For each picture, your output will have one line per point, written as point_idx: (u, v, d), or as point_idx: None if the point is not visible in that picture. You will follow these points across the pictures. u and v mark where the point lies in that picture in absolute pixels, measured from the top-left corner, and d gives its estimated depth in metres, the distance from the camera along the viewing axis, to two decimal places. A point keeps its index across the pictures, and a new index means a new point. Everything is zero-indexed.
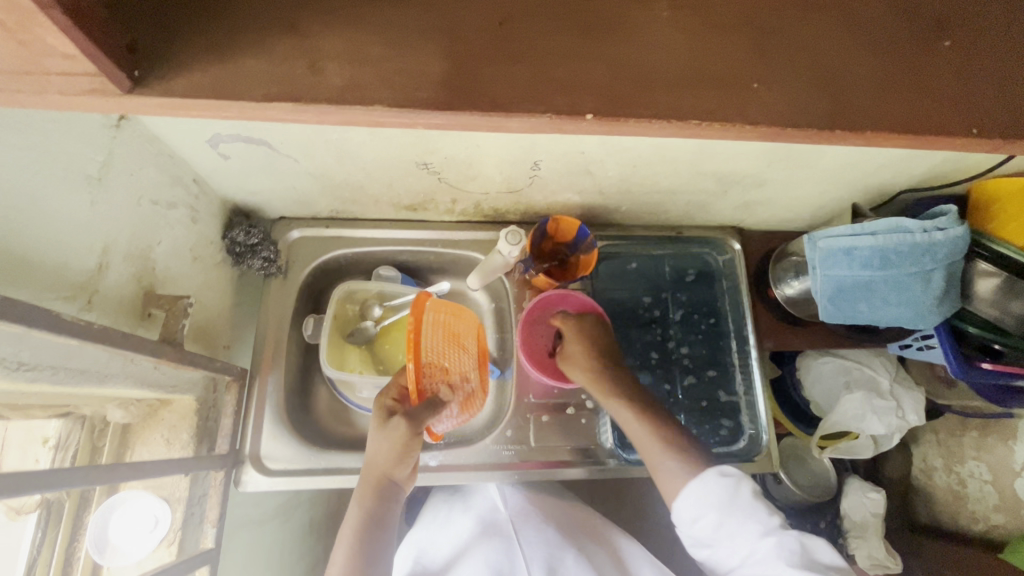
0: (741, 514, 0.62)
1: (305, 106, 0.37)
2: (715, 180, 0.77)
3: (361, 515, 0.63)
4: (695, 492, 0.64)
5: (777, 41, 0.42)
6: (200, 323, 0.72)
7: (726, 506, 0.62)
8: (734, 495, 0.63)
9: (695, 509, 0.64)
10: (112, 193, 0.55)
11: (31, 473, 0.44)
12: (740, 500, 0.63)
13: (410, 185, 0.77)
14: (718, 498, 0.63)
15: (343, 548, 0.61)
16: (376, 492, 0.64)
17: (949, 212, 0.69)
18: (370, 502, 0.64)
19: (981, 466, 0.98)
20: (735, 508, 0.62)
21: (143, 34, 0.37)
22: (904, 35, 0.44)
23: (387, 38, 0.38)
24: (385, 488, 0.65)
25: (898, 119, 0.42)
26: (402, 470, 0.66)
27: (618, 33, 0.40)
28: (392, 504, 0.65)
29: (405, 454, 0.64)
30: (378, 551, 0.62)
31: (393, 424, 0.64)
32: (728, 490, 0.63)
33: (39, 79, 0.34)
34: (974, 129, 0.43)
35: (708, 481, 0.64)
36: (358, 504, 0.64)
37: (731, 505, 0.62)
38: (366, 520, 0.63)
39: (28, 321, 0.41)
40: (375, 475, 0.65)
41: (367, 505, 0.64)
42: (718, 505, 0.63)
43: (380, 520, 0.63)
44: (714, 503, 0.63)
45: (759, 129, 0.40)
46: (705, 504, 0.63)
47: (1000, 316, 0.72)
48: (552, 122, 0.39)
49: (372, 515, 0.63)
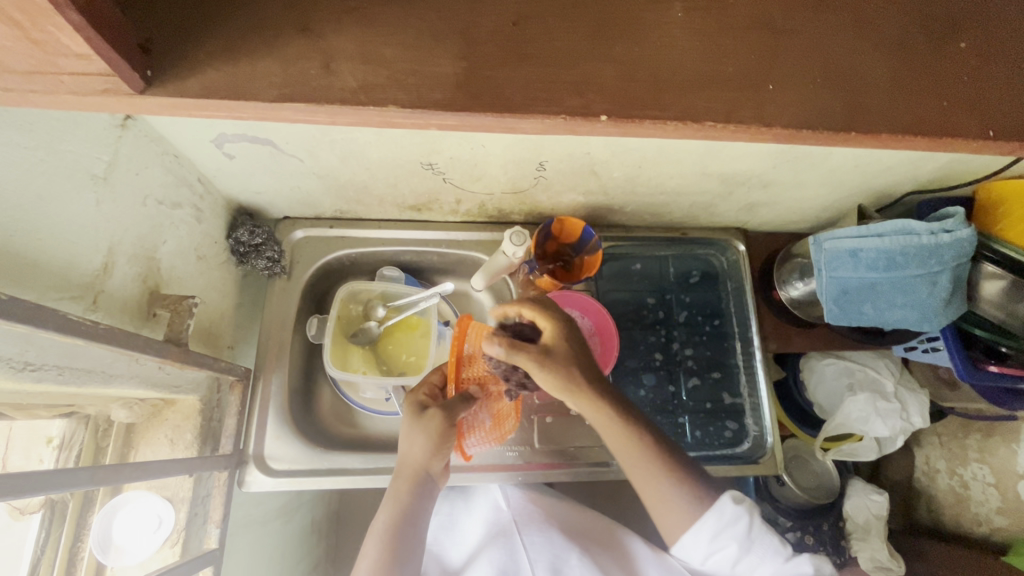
0: (761, 549, 0.57)
1: (317, 106, 0.37)
2: (720, 181, 0.77)
3: (396, 508, 0.64)
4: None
5: (791, 42, 0.42)
6: (205, 323, 0.72)
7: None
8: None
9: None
10: (117, 193, 0.55)
11: (36, 474, 0.44)
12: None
13: (415, 186, 0.76)
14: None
15: (377, 541, 0.63)
16: (411, 486, 0.65)
17: (956, 214, 0.69)
18: (405, 496, 0.65)
19: (984, 469, 0.97)
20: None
21: (157, 33, 0.37)
22: (917, 36, 0.44)
23: (399, 37, 0.38)
24: (421, 484, 0.66)
25: (912, 121, 0.42)
26: (438, 465, 0.66)
27: (632, 34, 0.40)
28: (425, 501, 0.66)
29: (441, 447, 0.64)
30: (410, 546, 0.63)
31: (428, 417, 0.64)
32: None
33: (51, 79, 0.34)
34: (988, 131, 0.43)
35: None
36: (394, 498, 0.65)
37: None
38: (401, 514, 0.64)
39: (34, 321, 0.41)
40: (412, 469, 0.65)
41: (402, 499, 0.65)
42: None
43: (414, 515, 0.65)
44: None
45: (772, 130, 0.40)
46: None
47: (1004, 318, 0.71)
48: (565, 124, 0.39)
49: (406, 509, 0.64)
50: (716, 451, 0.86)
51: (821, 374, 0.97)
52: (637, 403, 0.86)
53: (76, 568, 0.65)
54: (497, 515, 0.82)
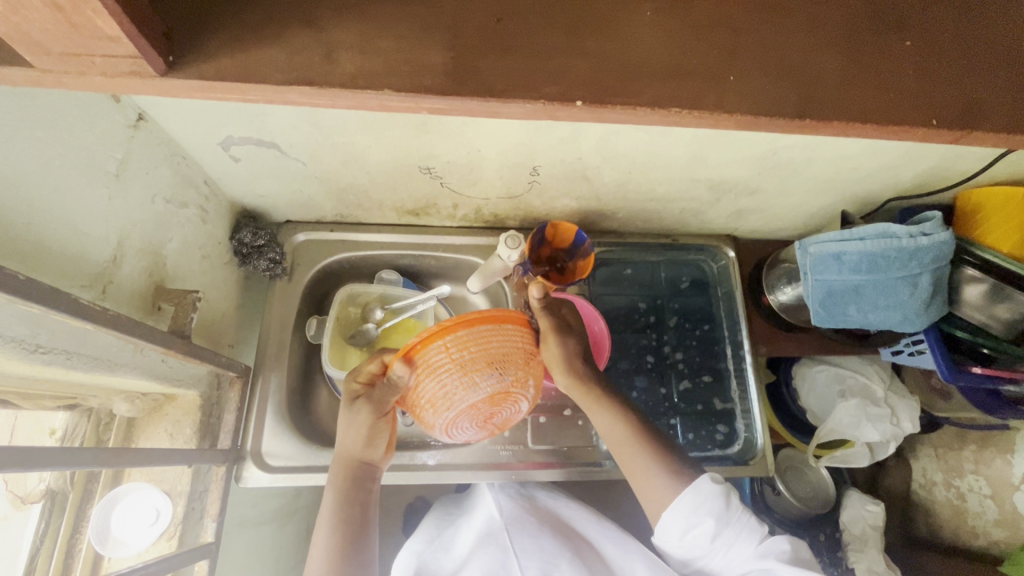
0: (738, 526, 0.64)
1: (320, 90, 0.40)
2: (708, 187, 0.80)
3: (335, 500, 0.64)
4: (691, 502, 0.63)
5: (752, 38, 0.45)
6: (206, 319, 0.74)
7: (722, 514, 0.64)
8: (726, 503, 0.64)
9: (689, 519, 0.63)
10: (128, 190, 0.58)
11: (43, 450, 0.45)
12: (732, 506, 0.64)
13: (413, 190, 0.79)
14: (714, 508, 0.64)
15: (324, 529, 0.63)
16: (348, 476, 0.65)
17: (936, 218, 0.71)
18: (342, 486, 0.65)
19: (980, 480, 0.98)
20: (731, 514, 0.64)
21: (179, 25, 0.40)
22: (870, 33, 0.47)
23: (394, 31, 0.41)
24: (360, 470, 0.66)
25: (862, 108, 0.45)
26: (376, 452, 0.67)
27: (606, 29, 0.43)
28: (368, 484, 0.66)
29: (372, 436, 0.65)
30: (359, 525, 0.64)
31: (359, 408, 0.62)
32: (721, 497, 0.64)
33: (83, 61, 0.37)
34: (933, 120, 0.45)
35: (702, 491, 0.64)
36: (333, 488, 0.65)
37: (725, 513, 0.64)
38: (341, 503, 0.64)
39: (49, 303, 0.43)
40: (343, 459, 0.65)
41: (341, 489, 0.64)
42: (716, 516, 0.63)
43: (357, 500, 0.65)
44: (711, 512, 0.63)
45: (735, 117, 0.43)
46: (703, 514, 0.63)
47: (987, 321, 0.74)
48: (545, 109, 0.42)
49: (349, 498, 0.64)
50: (706, 454, 0.87)
51: (811, 379, 0.98)
52: (628, 405, 0.87)
53: (74, 559, 0.66)
54: (488, 521, 0.79)
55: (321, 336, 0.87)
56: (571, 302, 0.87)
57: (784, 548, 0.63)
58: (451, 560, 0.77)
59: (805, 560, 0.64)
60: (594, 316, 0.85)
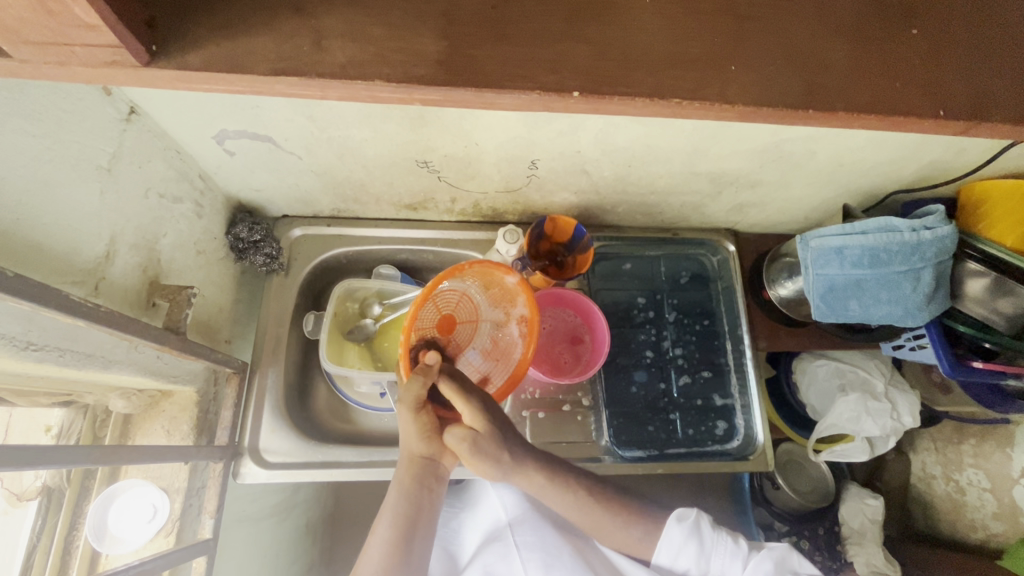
0: (721, 558, 0.67)
1: (310, 80, 0.39)
2: (709, 180, 0.79)
3: (400, 496, 0.62)
4: (667, 548, 0.67)
5: (752, 26, 0.44)
6: (202, 315, 0.74)
7: (698, 554, 0.67)
8: (699, 540, 0.67)
9: (673, 562, 0.67)
10: (120, 184, 0.57)
11: (37, 448, 0.45)
12: (706, 539, 0.67)
13: (410, 184, 0.78)
14: (689, 549, 0.67)
15: (386, 523, 0.61)
16: (414, 474, 0.63)
17: (937, 212, 0.70)
18: (409, 482, 0.63)
19: (980, 474, 0.98)
20: (706, 549, 0.67)
21: (165, 15, 0.39)
22: (874, 21, 0.46)
23: (388, 20, 0.40)
24: (424, 468, 0.63)
25: (867, 98, 0.44)
26: (438, 446, 0.64)
27: (604, 17, 0.42)
28: (433, 483, 0.64)
29: (433, 427, 0.63)
30: (416, 526, 0.62)
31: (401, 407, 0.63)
32: (691, 538, 0.67)
33: (65, 50, 0.37)
34: (940, 110, 0.45)
35: (672, 534, 0.67)
36: (402, 485, 0.62)
37: (703, 552, 0.67)
38: (405, 499, 0.62)
39: (39, 300, 0.42)
40: (409, 457, 0.63)
41: (407, 485, 0.63)
42: (694, 557, 0.67)
43: (422, 498, 0.63)
44: (685, 554, 0.67)
45: (736, 108, 0.42)
46: (681, 557, 0.67)
47: (988, 314, 0.73)
48: (542, 100, 0.41)
49: (412, 495, 0.62)
50: (706, 450, 0.87)
51: (812, 374, 0.98)
52: (627, 400, 0.87)
53: (71, 557, 0.66)
54: (492, 521, 0.79)
55: (318, 332, 0.85)
56: (568, 297, 0.87)
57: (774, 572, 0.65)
58: (458, 555, 0.79)
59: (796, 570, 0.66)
60: (596, 314, 0.84)
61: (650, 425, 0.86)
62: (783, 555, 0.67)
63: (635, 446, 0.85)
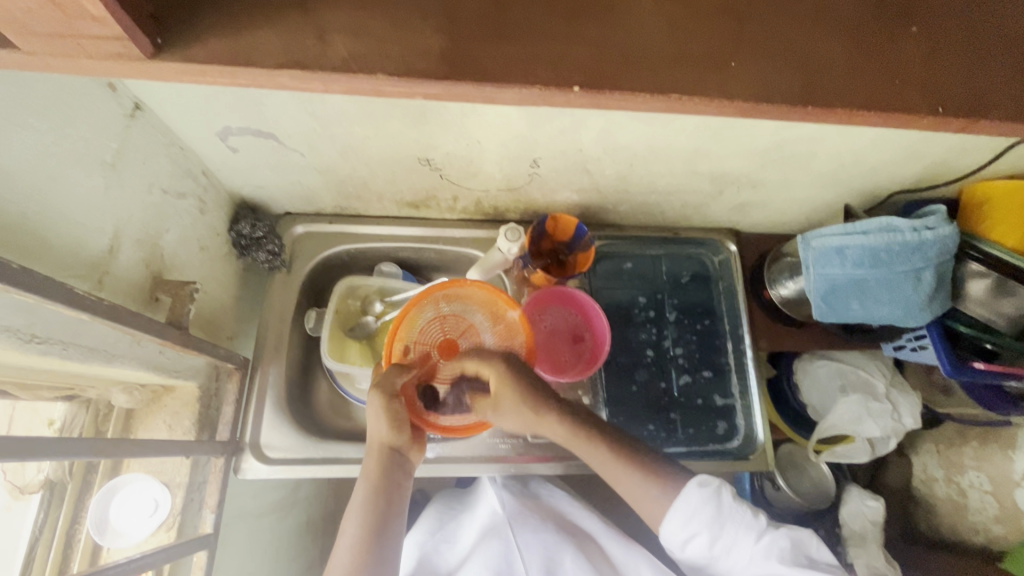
0: (734, 527, 0.65)
1: (313, 74, 0.39)
2: (710, 180, 0.79)
3: (369, 491, 0.62)
4: (682, 513, 0.65)
5: (753, 23, 0.44)
6: (205, 311, 0.74)
7: (713, 519, 0.65)
8: (717, 507, 0.65)
9: (685, 528, 0.65)
10: (124, 180, 0.57)
11: (39, 439, 0.45)
12: (724, 508, 0.65)
13: (412, 181, 0.78)
14: (705, 515, 0.65)
15: (354, 519, 0.61)
16: (380, 463, 0.63)
17: (939, 212, 0.70)
18: (376, 475, 0.63)
19: (981, 476, 0.97)
20: (723, 517, 0.65)
21: (171, 10, 0.39)
22: (875, 19, 0.46)
23: (390, 16, 0.41)
24: (390, 459, 0.64)
25: (867, 95, 0.44)
26: (404, 439, 0.64)
27: (604, 14, 0.42)
28: (399, 474, 0.64)
29: (402, 420, 0.63)
30: (386, 520, 0.61)
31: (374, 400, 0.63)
32: (709, 503, 0.65)
33: (72, 43, 0.37)
34: (941, 107, 0.45)
35: (690, 499, 0.66)
36: (368, 478, 0.63)
37: (718, 519, 0.65)
38: (372, 492, 0.62)
39: (43, 292, 0.43)
40: (377, 448, 0.64)
41: (375, 478, 0.63)
42: (707, 523, 0.65)
43: (388, 490, 0.63)
44: (699, 520, 0.65)
45: (736, 104, 0.42)
46: (696, 523, 0.65)
47: (991, 317, 0.73)
48: (543, 95, 0.41)
49: (381, 488, 0.62)
50: (706, 449, 0.87)
51: (812, 375, 0.98)
52: (628, 399, 0.87)
53: (72, 550, 0.66)
54: (490, 515, 0.79)
55: (320, 329, 0.86)
56: (569, 297, 0.87)
57: (784, 544, 0.64)
58: (454, 555, 0.78)
59: (809, 553, 0.64)
60: (597, 313, 0.85)
61: (650, 424, 0.86)
62: (798, 536, 0.65)
63: None
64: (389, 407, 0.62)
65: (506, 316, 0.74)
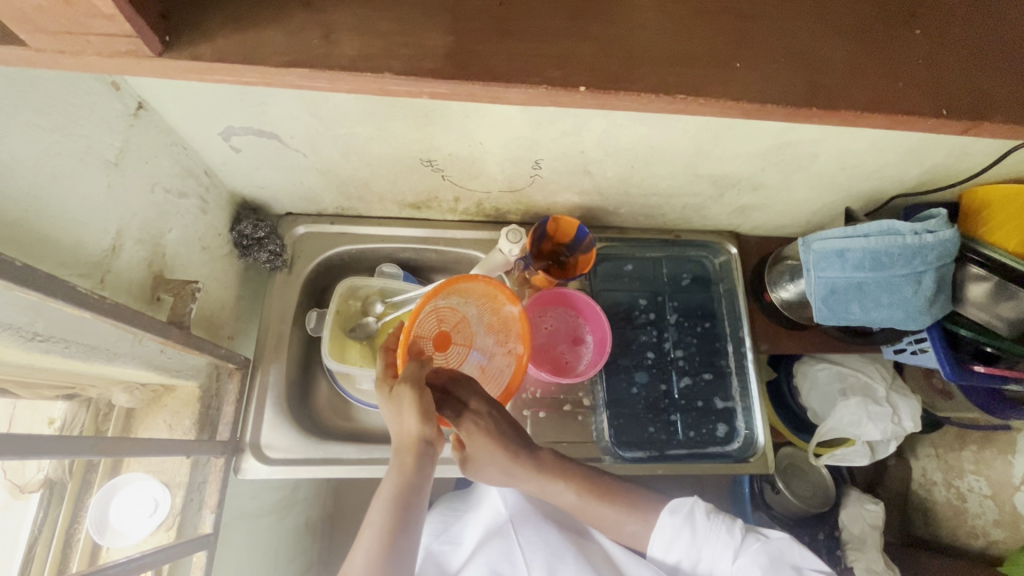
0: (710, 548, 0.66)
1: (319, 73, 0.39)
2: (711, 183, 0.79)
3: (398, 484, 0.59)
4: (661, 541, 0.68)
5: (756, 25, 0.44)
6: (206, 310, 0.74)
7: (688, 543, 0.67)
8: (691, 529, 0.67)
9: (668, 552, 0.68)
10: (127, 178, 0.57)
11: (40, 437, 0.45)
12: (698, 529, 0.67)
13: (414, 182, 0.79)
14: (682, 540, 0.67)
15: (379, 513, 0.58)
16: (411, 457, 0.59)
17: (940, 215, 0.70)
18: (408, 471, 0.59)
19: (980, 480, 0.98)
20: (698, 539, 0.66)
21: (177, 8, 0.40)
22: (878, 24, 0.46)
23: (395, 15, 0.41)
24: (421, 452, 0.60)
25: (869, 96, 0.44)
26: (436, 431, 0.61)
27: (608, 14, 0.43)
28: (429, 468, 0.60)
29: (429, 412, 0.60)
30: (410, 517, 0.58)
31: (399, 392, 0.60)
32: (683, 527, 0.67)
33: (79, 40, 0.37)
34: (943, 109, 0.45)
35: (665, 525, 0.68)
36: (398, 471, 0.59)
37: (694, 542, 0.67)
38: (403, 485, 0.58)
39: (45, 290, 0.43)
40: (406, 439, 0.60)
41: (407, 473, 0.59)
42: (685, 547, 0.67)
43: (418, 484, 0.59)
44: (676, 544, 0.67)
45: (740, 105, 0.42)
46: (675, 548, 0.67)
47: (990, 320, 0.73)
48: (547, 95, 0.41)
49: (411, 484, 0.59)
50: (706, 452, 0.87)
51: (813, 378, 0.98)
52: (627, 400, 0.87)
53: (71, 550, 0.66)
54: (492, 517, 0.79)
55: (321, 330, 0.86)
56: (569, 300, 0.88)
57: (761, 560, 0.63)
58: (457, 555, 0.78)
59: (794, 562, 0.64)
60: (598, 315, 0.84)
61: (650, 426, 0.87)
62: (779, 548, 0.65)
63: (635, 447, 0.85)
64: (421, 396, 0.60)
65: (502, 311, 0.76)
